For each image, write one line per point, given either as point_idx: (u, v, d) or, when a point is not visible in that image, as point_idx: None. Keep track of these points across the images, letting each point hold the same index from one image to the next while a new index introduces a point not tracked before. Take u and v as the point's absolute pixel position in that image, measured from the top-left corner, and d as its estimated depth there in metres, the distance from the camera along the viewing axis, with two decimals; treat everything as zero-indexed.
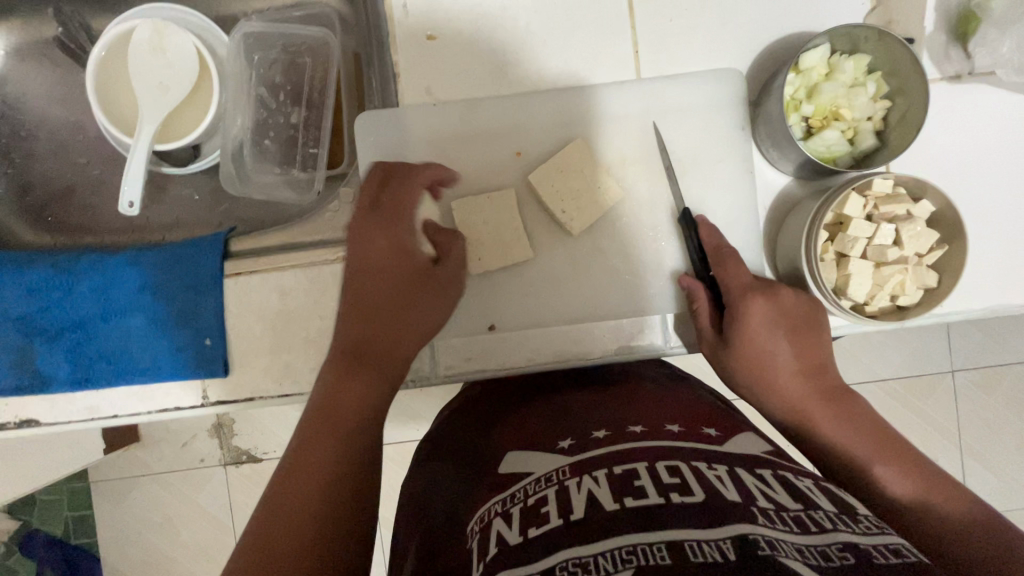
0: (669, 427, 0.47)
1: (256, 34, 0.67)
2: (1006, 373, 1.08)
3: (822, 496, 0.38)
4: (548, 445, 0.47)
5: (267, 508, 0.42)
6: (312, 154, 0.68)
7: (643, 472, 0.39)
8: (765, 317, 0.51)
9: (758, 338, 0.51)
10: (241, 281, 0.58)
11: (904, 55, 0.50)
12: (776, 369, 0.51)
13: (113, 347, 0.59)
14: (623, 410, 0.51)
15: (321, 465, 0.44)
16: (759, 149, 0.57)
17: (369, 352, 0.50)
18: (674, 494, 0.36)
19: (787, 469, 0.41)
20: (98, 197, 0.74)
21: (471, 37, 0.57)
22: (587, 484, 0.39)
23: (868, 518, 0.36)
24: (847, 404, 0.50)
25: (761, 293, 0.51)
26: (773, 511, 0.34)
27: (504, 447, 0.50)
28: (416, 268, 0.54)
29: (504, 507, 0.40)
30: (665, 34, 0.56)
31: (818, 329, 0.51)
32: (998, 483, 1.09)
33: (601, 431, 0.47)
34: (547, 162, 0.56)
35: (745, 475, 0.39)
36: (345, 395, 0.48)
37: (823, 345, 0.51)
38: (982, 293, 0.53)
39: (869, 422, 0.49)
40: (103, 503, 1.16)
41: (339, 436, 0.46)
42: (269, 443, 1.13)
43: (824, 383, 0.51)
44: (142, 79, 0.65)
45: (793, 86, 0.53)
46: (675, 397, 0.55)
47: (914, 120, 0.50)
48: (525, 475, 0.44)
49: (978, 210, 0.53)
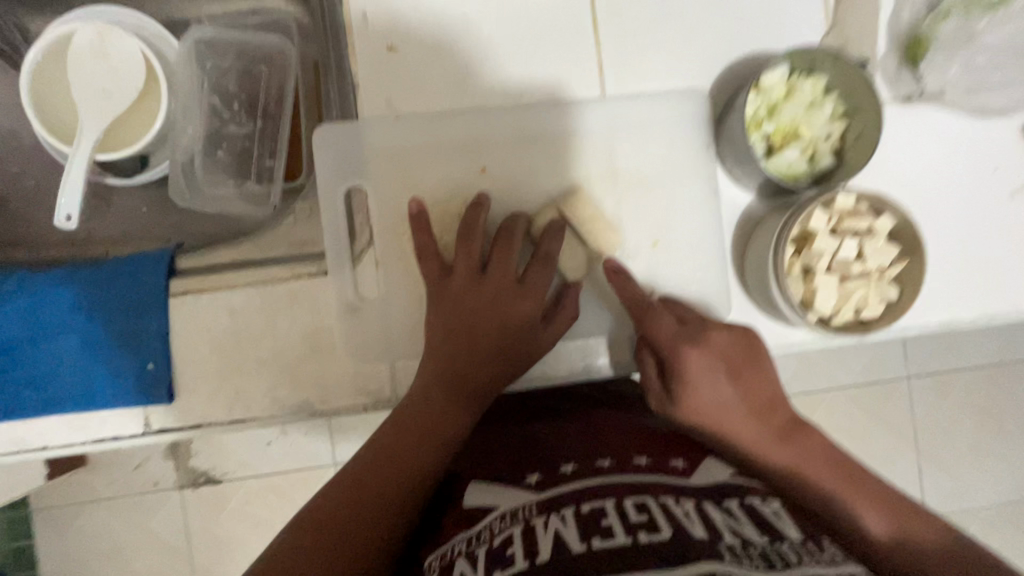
0: (637, 459, 0.46)
1: (209, 40, 0.64)
2: (958, 378, 1.13)
3: (788, 525, 0.38)
4: (516, 479, 0.46)
5: (339, 497, 0.46)
6: (269, 166, 0.66)
7: (610, 510, 0.38)
8: (704, 365, 0.51)
9: (705, 389, 0.51)
10: (187, 300, 0.54)
11: (857, 78, 0.51)
12: (726, 414, 0.51)
13: (45, 373, 0.54)
14: (590, 442, 0.50)
15: (386, 491, 0.46)
16: (723, 167, 0.57)
17: (456, 377, 0.51)
18: (641, 533, 0.35)
19: (753, 495, 0.41)
20: (35, 208, 0.69)
21: (433, 49, 0.55)
22: (554, 524, 0.37)
23: (832, 547, 0.36)
24: (801, 436, 0.50)
25: (692, 342, 0.51)
26: (740, 546, 0.34)
27: (471, 473, 0.50)
28: (523, 314, 0.53)
29: (469, 547, 0.38)
30: (629, 51, 0.56)
31: (759, 362, 0.51)
32: (955, 484, 1.13)
33: (569, 466, 0.46)
34: (510, 195, 0.56)
35: (712, 510, 0.38)
36: (434, 425, 0.50)
37: (769, 380, 0.51)
38: (936, 309, 0.55)
39: (825, 456, 0.49)
40: (46, 534, 1.08)
41: (412, 456, 0.48)
42: (227, 463, 1.08)
43: (776, 422, 0.51)
44: (83, 85, 0.61)
45: (754, 104, 0.53)
46: (642, 423, 0.55)
47: (869, 140, 0.52)
48: (491, 510, 0.43)
49: (932, 229, 0.55)
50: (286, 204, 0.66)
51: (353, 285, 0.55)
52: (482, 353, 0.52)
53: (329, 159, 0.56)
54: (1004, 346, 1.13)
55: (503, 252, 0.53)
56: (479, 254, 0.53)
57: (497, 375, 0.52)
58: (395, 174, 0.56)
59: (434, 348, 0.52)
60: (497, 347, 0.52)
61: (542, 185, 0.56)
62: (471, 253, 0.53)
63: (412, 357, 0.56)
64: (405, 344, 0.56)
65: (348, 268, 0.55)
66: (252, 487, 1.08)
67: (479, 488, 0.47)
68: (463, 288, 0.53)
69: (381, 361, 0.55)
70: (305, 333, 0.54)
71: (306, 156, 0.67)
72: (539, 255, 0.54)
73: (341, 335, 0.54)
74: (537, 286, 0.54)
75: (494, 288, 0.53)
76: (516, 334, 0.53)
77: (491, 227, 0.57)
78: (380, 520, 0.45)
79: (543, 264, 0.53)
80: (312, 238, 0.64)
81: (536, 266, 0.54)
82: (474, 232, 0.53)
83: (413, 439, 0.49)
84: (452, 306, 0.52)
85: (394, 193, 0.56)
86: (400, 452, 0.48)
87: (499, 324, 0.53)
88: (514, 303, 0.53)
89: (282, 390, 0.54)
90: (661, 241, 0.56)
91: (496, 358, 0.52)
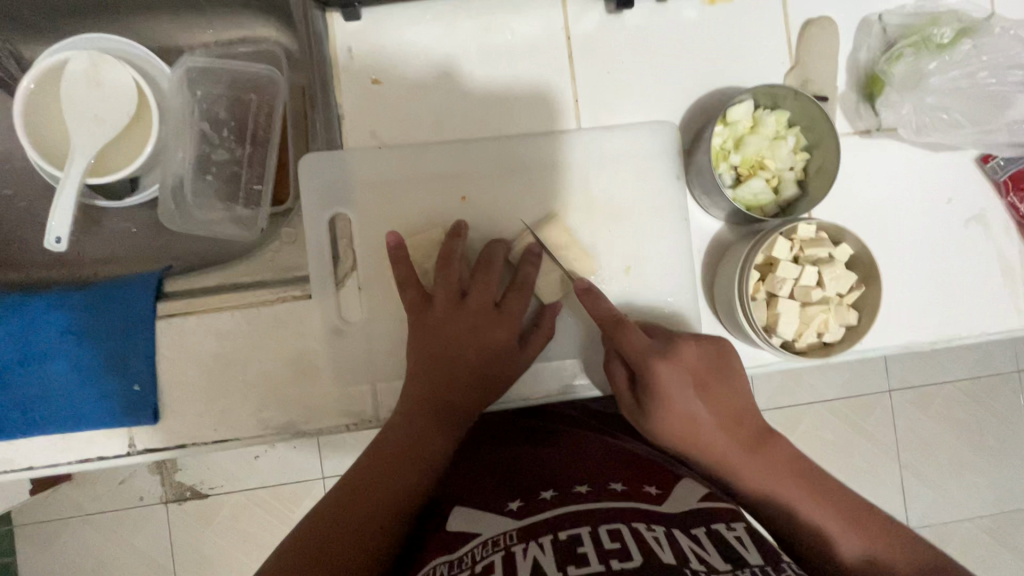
0: (613, 485, 0.48)
1: (203, 68, 0.68)
2: (937, 393, 1.16)
3: (753, 551, 0.39)
4: (498, 506, 0.48)
5: (328, 516, 0.48)
6: (256, 191, 0.67)
7: (586, 537, 0.40)
8: (674, 380, 0.53)
9: (676, 401, 0.53)
10: (174, 323, 0.56)
11: (816, 113, 0.54)
12: (698, 426, 0.53)
13: (32, 394, 0.55)
14: (570, 465, 0.52)
15: (369, 511, 0.48)
16: (693, 196, 0.59)
17: (434, 399, 0.53)
18: (614, 560, 0.36)
19: (721, 522, 0.43)
20: (25, 229, 0.70)
21: (416, 82, 0.58)
22: (532, 551, 0.39)
23: (792, 566, 0.38)
24: (770, 447, 0.52)
25: (662, 355, 0.53)
26: (705, 571, 0.35)
27: (455, 496, 0.52)
28: (500, 337, 0.55)
29: (450, 572, 0.40)
30: (603, 85, 0.59)
31: (727, 375, 0.54)
32: (936, 497, 1.15)
33: (549, 491, 0.48)
34: (489, 221, 0.58)
35: (682, 537, 0.40)
36: (414, 446, 0.51)
37: (736, 391, 0.54)
38: (895, 332, 0.58)
39: (790, 463, 0.52)
40: (29, 550, 1.07)
41: (393, 477, 0.50)
42: (215, 478, 1.08)
43: (743, 432, 0.53)
44: (74, 111, 0.62)
45: (721, 137, 0.56)
46: (622, 447, 0.56)
47: (829, 173, 0.54)
48: (473, 537, 0.44)
49: (889, 257, 0.58)
50: (273, 227, 0.68)
51: (337, 309, 0.57)
52: (460, 375, 0.54)
53: (315, 186, 0.58)
54: (980, 362, 1.16)
55: (481, 278, 0.56)
56: (458, 281, 0.56)
57: (475, 398, 0.54)
58: (379, 201, 0.58)
59: (414, 372, 0.54)
60: (475, 370, 0.54)
61: (520, 213, 0.58)
62: (449, 280, 0.55)
63: (393, 379, 0.57)
64: (387, 366, 0.57)
65: (331, 292, 0.57)
66: (239, 503, 1.08)
67: (460, 514, 0.48)
68: (442, 313, 0.55)
69: (363, 382, 0.56)
70: (290, 355, 0.56)
71: (293, 181, 0.69)
72: (515, 281, 0.56)
73: (324, 358, 0.56)
74: (514, 310, 0.56)
75: (472, 313, 0.55)
76: (494, 357, 0.55)
77: (471, 253, 0.59)
78: (364, 537, 0.47)
79: (519, 289, 0.56)
80: (298, 260, 0.66)
81: (512, 291, 0.56)
82: (451, 261, 0.55)
83: (393, 461, 0.51)
84: (431, 330, 0.54)
85: (378, 220, 0.58)
86: (382, 474, 0.50)
87: (476, 347, 0.54)
88: (491, 328, 0.55)
89: (265, 411, 0.55)
90: (633, 268, 0.59)
91: (474, 380, 0.54)
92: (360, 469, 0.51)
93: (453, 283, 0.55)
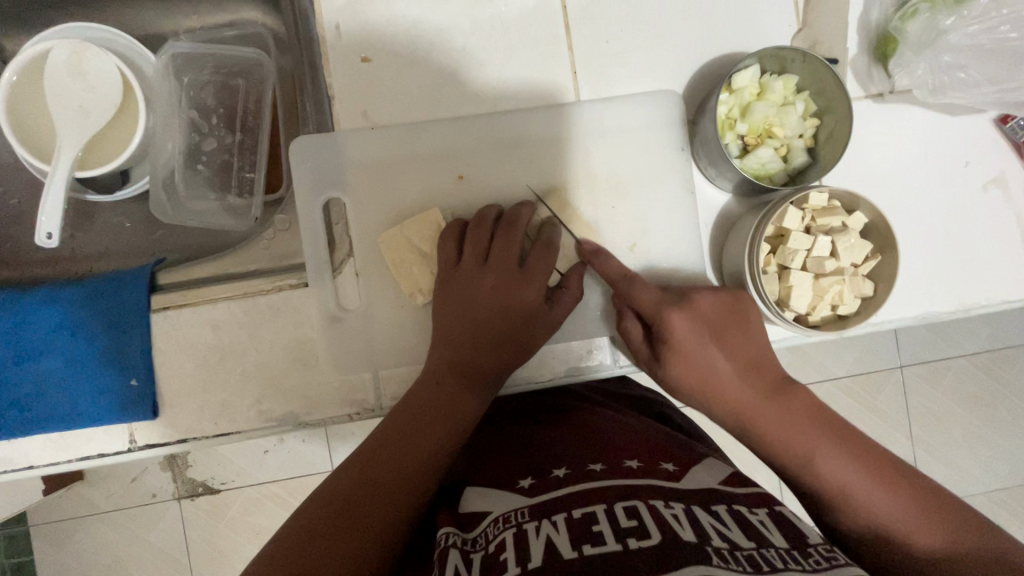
0: (628, 463, 0.47)
1: (186, 54, 0.65)
2: (950, 366, 1.13)
3: (776, 530, 0.38)
4: (509, 484, 0.47)
5: (345, 478, 0.46)
6: (249, 178, 0.66)
7: (601, 516, 0.38)
8: (687, 329, 0.50)
9: (692, 351, 0.50)
10: (170, 315, 0.55)
11: (827, 76, 0.51)
12: (715, 378, 0.49)
13: (28, 394, 0.55)
14: (583, 446, 0.51)
15: (392, 471, 0.47)
16: (698, 167, 0.57)
17: (460, 362, 0.51)
18: (631, 538, 0.35)
19: (743, 502, 0.41)
20: (16, 227, 0.69)
21: (409, 58, 0.56)
22: (546, 529, 0.38)
23: (821, 549, 0.36)
24: (787, 395, 0.48)
25: (675, 305, 0.51)
26: (727, 550, 0.34)
27: (467, 479, 0.52)
28: (525, 298, 0.53)
29: (462, 546, 0.40)
30: (603, 55, 0.57)
31: (746, 324, 0.51)
32: (951, 471, 1.13)
33: (561, 470, 0.47)
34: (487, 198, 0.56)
35: (701, 513, 0.39)
36: (441, 407, 0.50)
37: (754, 339, 0.50)
38: (913, 303, 0.56)
39: (811, 413, 0.47)
40: (45, 549, 1.08)
41: (414, 436, 0.48)
42: (225, 473, 1.08)
43: (763, 380, 0.49)
44: (59, 103, 0.61)
45: (726, 105, 0.54)
46: (632, 428, 0.55)
47: (841, 137, 0.52)
48: (484, 517, 0.44)
49: (905, 225, 0.56)
50: (267, 216, 0.67)
51: (335, 296, 0.56)
52: (481, 334, 0.52)
53: (309, 171, 0.56)
54: (995, 333, 1.14)
55: (503, 237, 0.54)
56: (484, 242, 0.54)
57: (507, 361, 0.52)
58: (374, 184, 0.56)
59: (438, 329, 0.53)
60: (504, 332, 0.52)
61: (520, 190, 0.57)
62: (452, 248, 0.54)
63: (395, 366, 0.56)
64: (387, 352, 0.56)
65: (328, 279, 0.55)
66: (250, 495, 1.08)
67: (475, 495, 0.48)
68: (462, 276, 0.53)
69: (365, 370, 0.55)
70: (289, 345, 0.55)
71: (285, 168, 0.68)
72: (540, 241, 0.54)
73: (323, 346, 0.55)
74: (546, 272, 0.53)
75: (497, 277, 0.53)
76: (518, 320, 0.53)
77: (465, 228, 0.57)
78: (380, 495, 0.45)
79: (542, 247, 0.54)
80: (294, 251, 0.64)
81: (539, 250, 0.54)
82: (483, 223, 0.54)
83: (415, 421, 0.49)
84: (452, 292, 0.53)
85: (373, 203, 0.56)
86: (407, 435, 0.48)
87: (499, 309, 0.53)
88: (517, 290, 0.53)
89: (266, 404, 0.54)
90: (639, 243, 0.57)
91: (500, 344, 0.52)
92: (380, 429, 0.49)
93: (475, 242, 0.54)
